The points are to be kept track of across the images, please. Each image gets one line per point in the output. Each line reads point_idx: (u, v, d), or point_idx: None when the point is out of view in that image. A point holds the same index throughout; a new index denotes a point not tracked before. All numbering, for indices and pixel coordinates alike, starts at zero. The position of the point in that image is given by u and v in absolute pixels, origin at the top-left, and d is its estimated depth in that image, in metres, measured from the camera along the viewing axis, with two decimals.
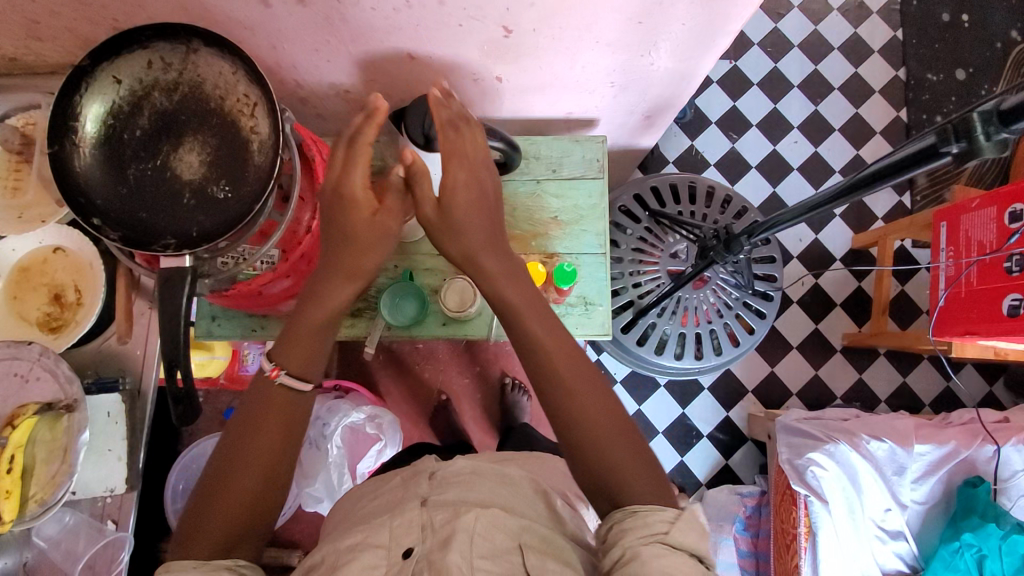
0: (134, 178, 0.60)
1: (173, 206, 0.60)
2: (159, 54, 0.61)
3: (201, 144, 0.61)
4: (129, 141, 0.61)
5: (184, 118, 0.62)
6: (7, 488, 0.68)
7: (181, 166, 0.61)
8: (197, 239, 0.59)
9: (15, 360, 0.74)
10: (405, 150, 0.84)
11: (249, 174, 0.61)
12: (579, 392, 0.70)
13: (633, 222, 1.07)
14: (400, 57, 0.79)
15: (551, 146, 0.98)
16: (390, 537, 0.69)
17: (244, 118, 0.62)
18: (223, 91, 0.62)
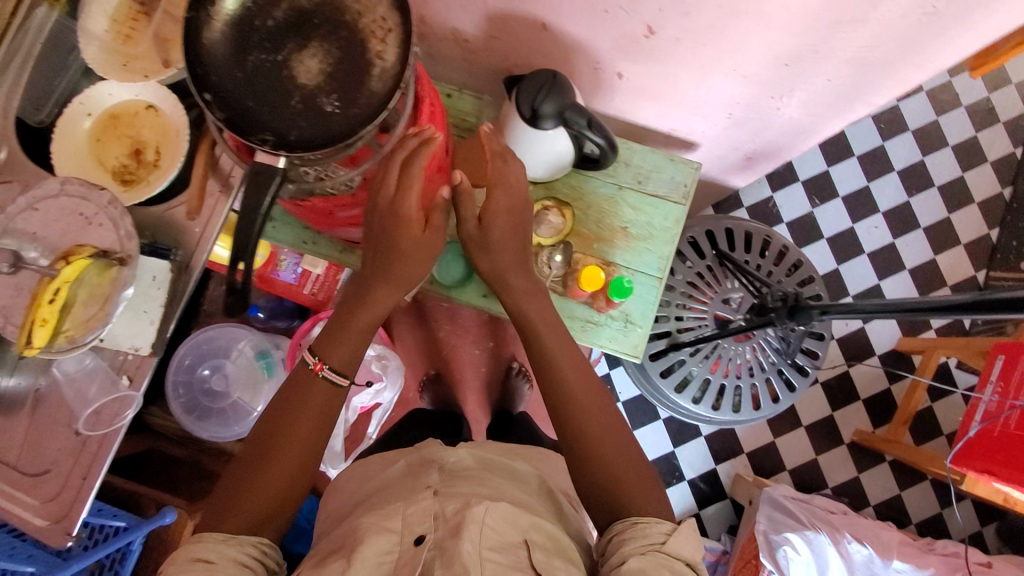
0: (253, 64, 0.60)
1: (280, 103, 0.60)
2: None
3: (324, 52, 0.61)
4: (260, 26, 0.61)
5: (318, 21, 0.62)
6: (43, 317, 0.71)
7: (300, 68, 0.61)
8: (292, 145, 0.59)
9: (84, 202, 0.76)
10: (506, 115, 0.83)
11: (362, 100, 0.61)
12: (587, 419, 0.78)
13: (696, 256, 1.05)
14: (533, 24, 0.77)
15: (644, 157, 0.96)
16: (404, 524, 0.73)
17: (373, 40, 0.62)
18: (362, 8, 0.62)
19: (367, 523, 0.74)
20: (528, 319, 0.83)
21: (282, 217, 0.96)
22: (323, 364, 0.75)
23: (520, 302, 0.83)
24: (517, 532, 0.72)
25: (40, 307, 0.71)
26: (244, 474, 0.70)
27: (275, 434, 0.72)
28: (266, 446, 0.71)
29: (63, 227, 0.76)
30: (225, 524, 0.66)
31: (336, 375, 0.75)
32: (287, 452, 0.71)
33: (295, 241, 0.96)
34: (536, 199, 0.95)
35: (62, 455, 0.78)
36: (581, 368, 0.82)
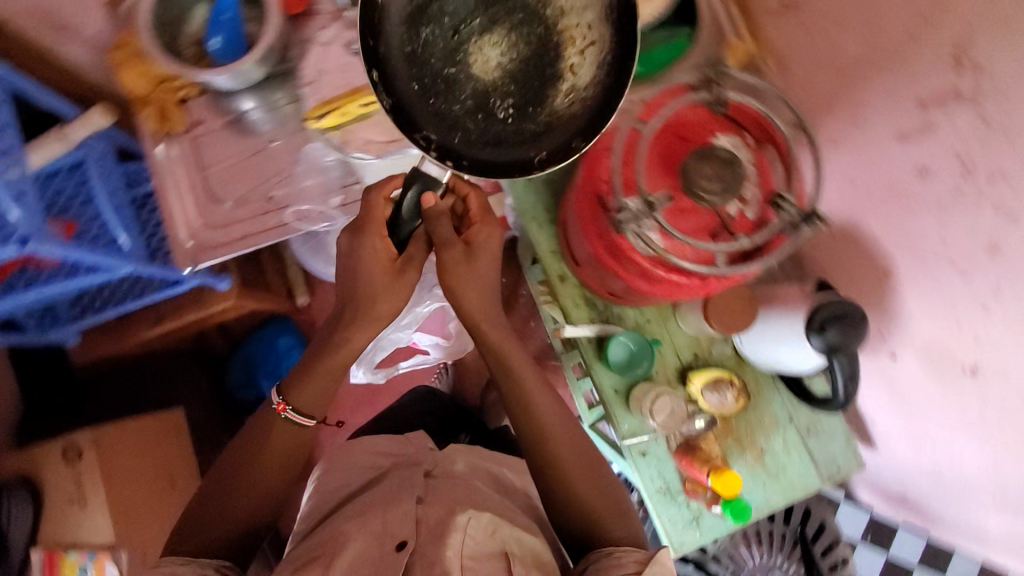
0: (429, 40, 0.69)
1: (453, 97, 0.69)
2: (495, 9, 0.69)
3: (506, 47, 0.69)
4: (442, 6, 0.69)
5: (499, 20, 0.69)
6: (346, 108, 0.73)
7: (480, 55, 0.69)
8: (450, 149, 0.68)
9: None
10: (790, 299, 0.82)
11: (540, 110, 0.70)
12: (564, 453, 0.79)
13: (781, 518, 1.04)
14: (882, 266, 0.78)
15: (829, 418, 0.94)
16: (385, 528, 0.74)
17: (570, 49, 0.70)
18: (562, 9, 0.70)
19: (352, 527, 0.76)
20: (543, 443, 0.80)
21: (537, 185, 0.95)
22: (285, 406, 0.77)
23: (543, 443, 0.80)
24: (494, 543, 0.73)
25: (352, 100, 0.74)
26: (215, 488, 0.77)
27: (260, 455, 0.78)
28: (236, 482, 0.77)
29: None
30: (182, 549, 0.72)
31: (297, 416, 0.78)
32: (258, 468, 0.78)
33: (529, 212, 0.96)
34: (726, 366, 0.93)
35: (251, 209, 0.86)
36: (565, 414, 0.81)
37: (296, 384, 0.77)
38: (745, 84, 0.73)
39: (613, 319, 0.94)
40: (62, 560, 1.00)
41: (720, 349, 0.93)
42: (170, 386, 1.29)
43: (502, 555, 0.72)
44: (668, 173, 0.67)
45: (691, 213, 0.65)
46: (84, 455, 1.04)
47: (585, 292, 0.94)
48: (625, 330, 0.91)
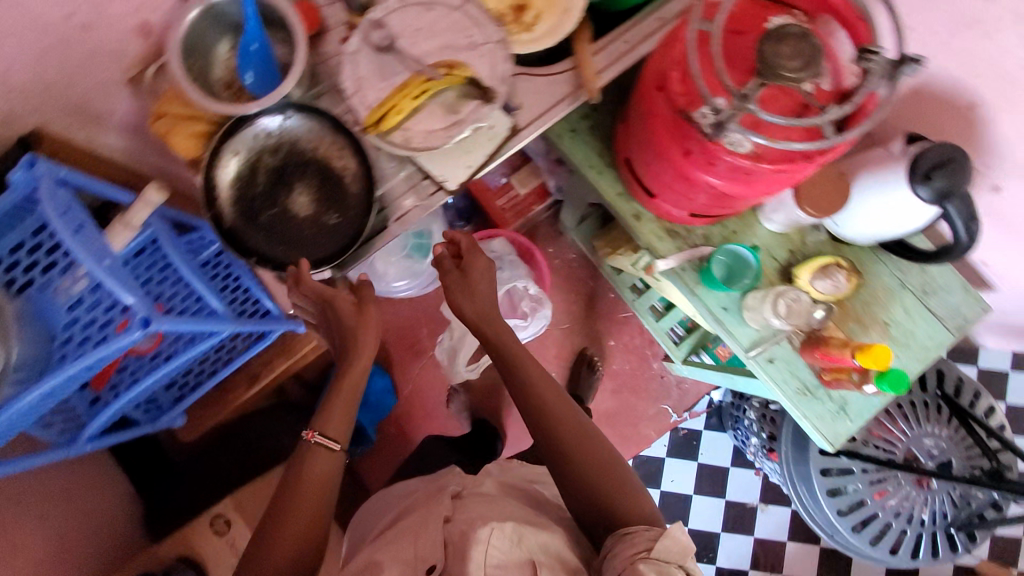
0: (266, 221, 0.79)
1: (297, 235, 0.79)
2: (267, 163, 0.79)
3: (307, 185, 0.80)
4: (255, 194, 0.79)
5: (290, 169, 0.79)
6: (396, 103, 0.73)
7: (294, 203, 0.79)
8: (324, 259, 0.78)
9: (474, 28, 0.77)
10: (876, 164, 0.80)
11: (348, 200, 0.79)
12: (566, 434, 0.87)
13: (919, 387, 1.01)
14: (963, 104, 0.76)
15: (941, 272, 0.92)
16: (416, 555, 0.80)
17: (335, 159, 0.79)
18: (315, 143, 0.79)
19: (387, 555, 0.82)
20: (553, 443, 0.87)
21: (583, 134, 0.95)
22: (312, 433, 0.82)
23: (565, 431, 0.87)
24: (524, 551, 0.74)
25: (402, 95, 0.73)
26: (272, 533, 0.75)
27: (286, 519, 0.76)
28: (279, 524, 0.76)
29: (444, 41, 0.76)
30: None
31: (325, 440, 0.82)
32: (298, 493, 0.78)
33: (583, 161, 0.94)
34: (823, 252, 0.92)
35: None
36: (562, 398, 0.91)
37: (325, 416, 0.85)
38: None
39: (702, 241, 0.92)
40: None
41: (813, 238, 0.92)
42: (274, 439, 1.27)
43: (530, 564, 0.74)
44: (740, 66, 0.65)
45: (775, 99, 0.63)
46: (233, 520, 1.16)
47: (664, 223, 0.93)
48: (718, 247, 0.91)
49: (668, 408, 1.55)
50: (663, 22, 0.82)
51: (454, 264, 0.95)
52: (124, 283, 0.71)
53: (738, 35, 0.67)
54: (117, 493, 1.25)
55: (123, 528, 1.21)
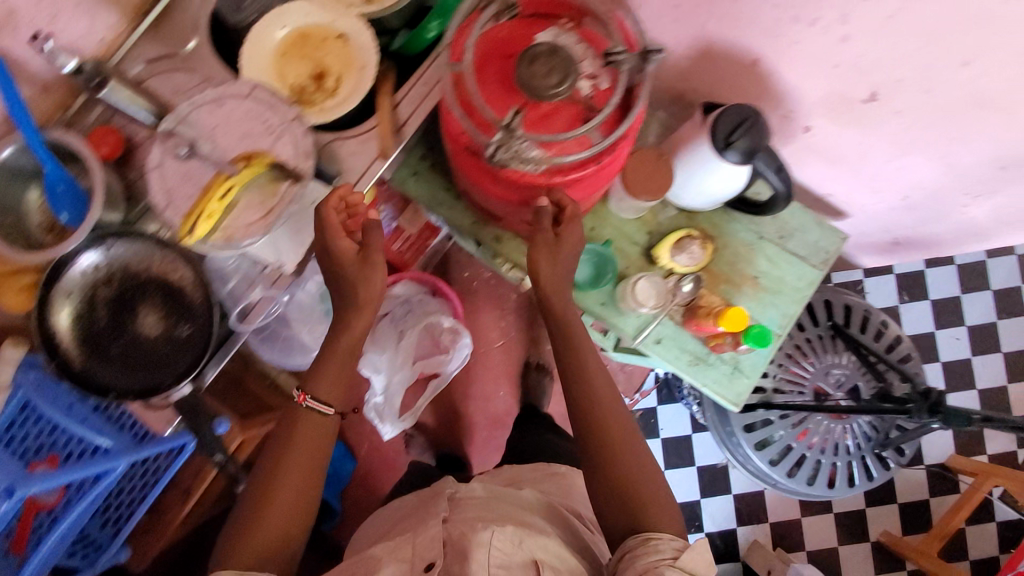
0: (119, 351, 0.78)
1: (154, 355, 0.79)
2: (103, 295, 0.78)
3: (150, 305, 0.79)
4: (100, 329, 0.78)
5: (129, 294, 0.79)
6: (211, 211, 0.72)
7: (143, 325, 0.79)
8: (186, 373, 0.78)
9: (268, 112, 0.78)
10: (689, 137, 0.82)
11: (195, 308, 0.79)
12: (614, 432, 0.81)
13: (812, 322, 1.04)
14: (747, 62, 0.78)
15: (793, 214, 0.95)
16: (414, 552, 0.77)
17: (171, 271, 0.79)
18: (145, 262, 0.78)
19: (382, 551, 0.80)
20: (599, 423, 0.82)
21: (425, 174, 0.96)
22: (303, 396, 0.79)
23: (605, 411, 0.82)
24: (523, 553, 0.74)
25: (211, 200, 0.72)
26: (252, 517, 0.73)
27: (271, 508, 0.75)
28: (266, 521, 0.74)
29: (243, 132, 0.77)
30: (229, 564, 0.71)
31: (317, 404, 0.79)
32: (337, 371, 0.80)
33: (431, 200, 0.96)
34: (678, 225, 0.94)
35: None
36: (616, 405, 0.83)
37: (315, 377, 0.81)
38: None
39: None
40: None
41: (665, 215, 0.94)
42: None
43: (533, 563, 0.74)
44: (509, 89, 0.67)
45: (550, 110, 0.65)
46: None
47: (523, 238, 0.94)
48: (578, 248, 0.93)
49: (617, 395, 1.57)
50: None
51: (552, 232, 0.77)
52: None
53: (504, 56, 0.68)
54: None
55: None
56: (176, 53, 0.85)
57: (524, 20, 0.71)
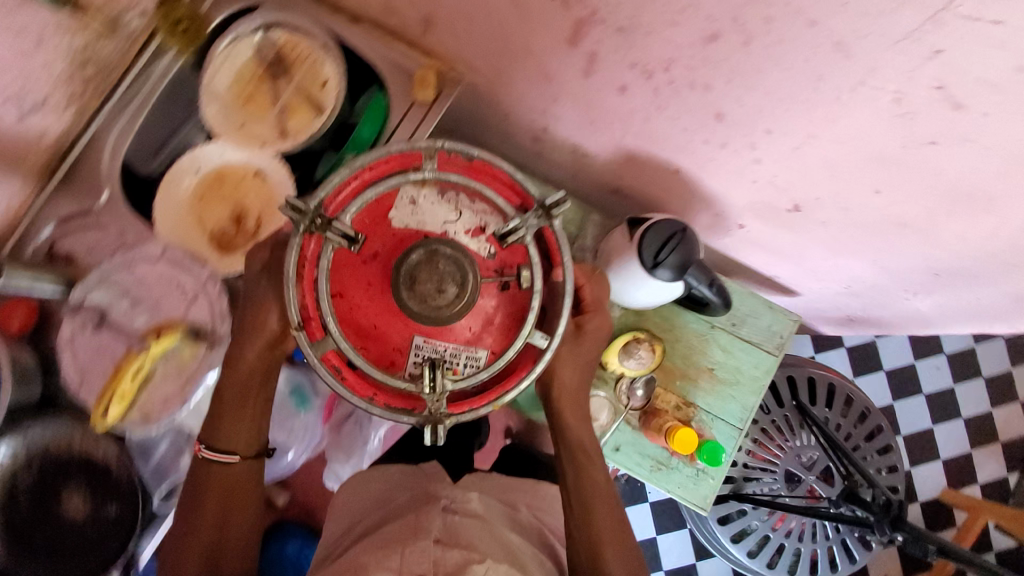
0: (42, 542, 0.74)
1: (79, 543, 0.75)
2: (20, 483, 0.74)
3: (71, 487, 0.75)
4: (19, 520, 0.74)
5: (49, 477, 0.75)
6: (124, 391, 0.70)
7: (65, 510, 0.75)
8: (114, 559, 0.75)
9: (183, 273, 0.78)
10: (620, 248, 0.80)
11: (122, 488, 0.76)
12: (603, 514, 0.71)
13: (776, 404, 1.01)
14: (669, 170, 0.75)
15: (741, 299, 0.92)
16: (400, 566, 0.56)
17: (95, 447, 0.76)
18: (67, 442, 0.75)
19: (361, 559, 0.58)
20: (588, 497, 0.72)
21: None
22: (200, 445, 0.69)
23: (587, 472, 0.73)
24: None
25: (123, 380, 0.69)
26: (180, 536, 0.67)
27: (220, 502, 0.69)
28: (225, 497, 0.69)
29: (159, 299, 0.77)
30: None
31: (214, 452, 0.69)
32: (246, 418, 0.69)
33: None
34: (625, 323, 0.91)
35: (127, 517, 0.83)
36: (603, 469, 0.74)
37: (212, 421, 0.69)
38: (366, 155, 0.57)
39: None
40: None
41: (611, 315, 0.91)
42: None
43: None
44: (397, 323, 0.55)
45: (472, 313, 0.56)
46: None
47: None
48: None
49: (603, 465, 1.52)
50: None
51: (569, 331, 0.73)
52: None
53: (369, 266, 0.56)
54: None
55: None
56: (89, 209, 0.81)
57: (368, 202, 0.56)
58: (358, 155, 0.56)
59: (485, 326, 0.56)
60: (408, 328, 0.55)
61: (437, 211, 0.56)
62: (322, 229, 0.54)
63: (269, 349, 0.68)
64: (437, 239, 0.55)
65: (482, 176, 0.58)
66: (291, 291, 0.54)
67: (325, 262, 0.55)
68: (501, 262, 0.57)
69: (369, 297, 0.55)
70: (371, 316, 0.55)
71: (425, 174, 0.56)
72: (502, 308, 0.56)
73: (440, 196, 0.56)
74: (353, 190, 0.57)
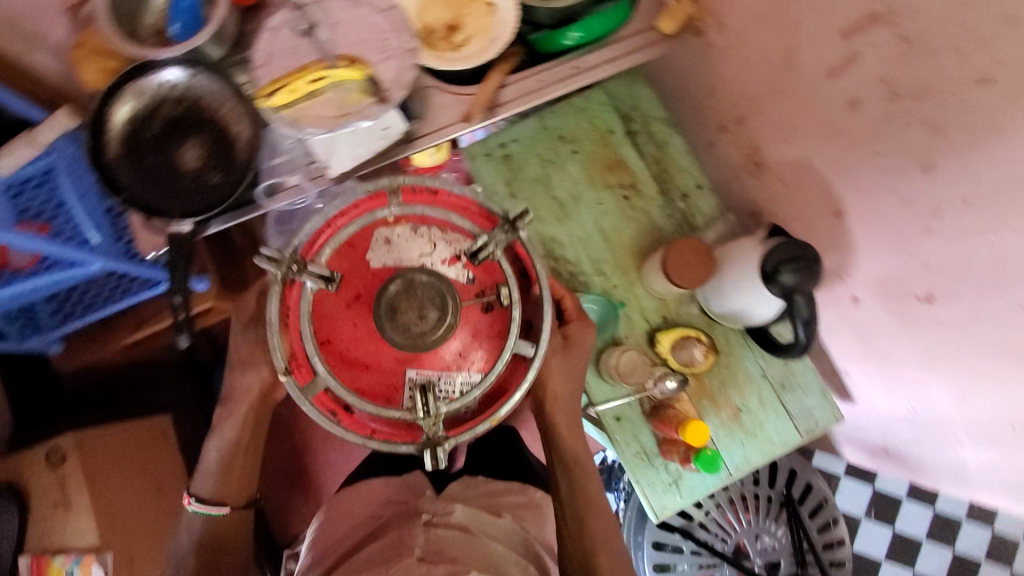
0: (149, 166, 0.80)
1: (176, 186, 0.81)
2: (166, 109, 0.81)
3: (199, 140, 0.82)
4: (146, 137, 0.80)
5: (189, 121, 0.82)
6: (295, 86, 0.75)
7: (183, 154, 0.82)
8: (191, 214, 0.80)
9: (391, 31, 0.79)
10: (743, 249, 0.82)
11: (232, 166, 0.81)
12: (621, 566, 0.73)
13: (767, 482, 1.03)
14: (829, 210, 0.79)
15: (802, 371, 0.95)
16: None
17: (233, 121, 0.81)
18: (218, 102, 0.81)
19: None
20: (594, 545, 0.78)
21: (496, 161, 0.97)
22: (190, 498, 0.84)
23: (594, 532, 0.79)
24: None
25: (301, 78, 0.75)
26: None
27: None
28: (219, 549, 0.84)
29: (355, 37, 0.78)
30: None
31: (205, 504, 0.84)
32: (238, 467, 0.86)
33: (490, 187, 0.97)
34: (694, 324, 0.94)
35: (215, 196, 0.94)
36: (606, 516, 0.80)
37: (203, 483, 0.85)
38: (337, 200, 0.70)
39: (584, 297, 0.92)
40: (48, 564, 1.01)
41: (687, 311, 0.94)
42: (158, 394, 1.32)
43: None
44: (385, 355, 0.67)
45: (454, 333, 0.68)
46: (69, 459, 1.06)
47: (551, 264, 0.95)
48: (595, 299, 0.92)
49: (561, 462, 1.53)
50: (591, 75, 0.87)
51: (560, 338, 0.81)
52: None
53: (358, 306, 0.68)
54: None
55: None
56: None
57: (342, 245, 0.69)
58: (330, 207, 0.69)
59: (471, 346, 0.68)
60: (394, 362, 0.67)
61: (412, 245, 0.69)
62: (298, 275, 0.67)
63: (261, 402, 0.87)
64: (415, 270, 0.67)
65: (450, 200, 0.71)
66: (279, 341, 0.67)
67: (307, 306, 0.67)
68: (479, 284, 0.69)
69: (354, 334, 0.68)
70: (366, 355, 0.67)
71: (393, 211, 0.70)
72: (478, 321, 0.69)
73: (413, 232, 0.69)
74: (309, 250, 0.69)
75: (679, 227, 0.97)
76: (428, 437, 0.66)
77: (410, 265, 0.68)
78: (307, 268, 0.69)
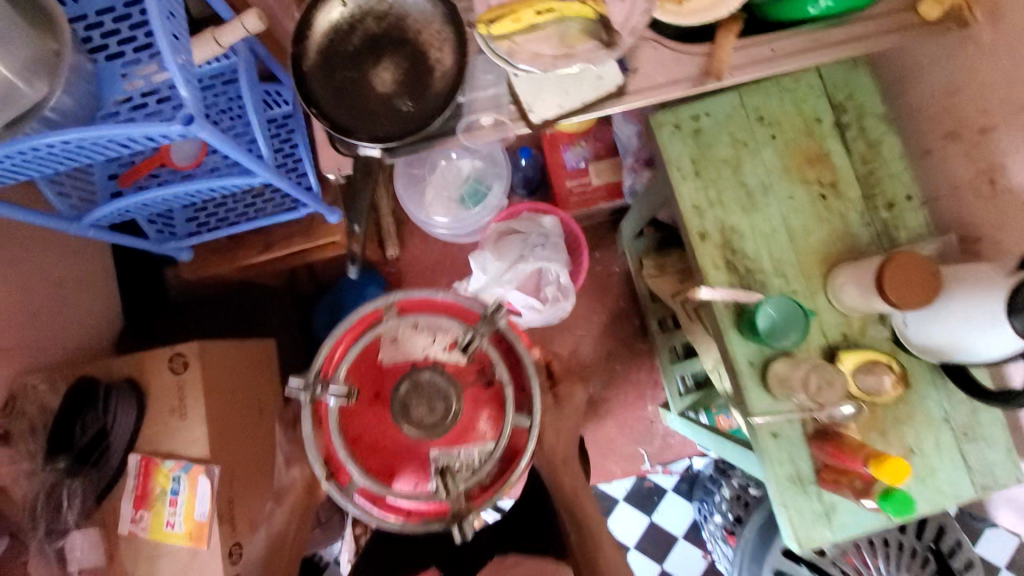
0: (341, 83, 0.76)
1: (365, 107, 0.77)
2: (368, 27, 0.76)
3: (393, 62, 0.77)
4: (343, 51, 0.76)
5: (387, 42, 0.77)
6: (515, 15, 0.68)
7: (375, 74, 0.77)
8: (377, 139, 0.76)
9: None
10: (977, 277, 0.72)
11: (425, 96, 0.76)
12: None
13: (912, 532, 0.97)
14: None
15: (992, 421, 0.84)
16: None
17: (433, 49, 0.76)
18: (421, 27, 0.76)
19: None
20: None
21: (686, 133, 0.89)
22: None
23: None
24: None
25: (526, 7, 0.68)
26: None
27: None
28: None
29: None
30: None
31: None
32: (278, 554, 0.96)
33: (675, 161, 0.88)
34: (878, 348, 0.84)
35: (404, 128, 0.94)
36: None
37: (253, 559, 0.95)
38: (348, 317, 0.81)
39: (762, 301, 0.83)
40: (158, 467, 1.03)
41: (872, 332, 0.85)
42: (263, 317, 1.32)
43: None
44: (417, 443, 0.78)
45: (473, 419, 0.78)
46: (190, 365, 1.05)
47: (727, 256, 0.87)
48: (777, 303, 0.82)
49: (644, 458, 1.48)
50: (818, 54, 0.79)
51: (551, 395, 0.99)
52: (185, 77, 0.69)
53: (376, 405, 0.79)
54: (107, 293, 1.28)
55: (96, 331, 1.24)
56: None
57: (352, 360, 0.79)
58: (341, 325, 0.80)
59: (477, 419, 0.78)
60: (425, 448, 0.77)
61: (415, 339, 0.79)
62: (323, 392, 0.77)
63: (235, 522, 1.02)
64: (419, 367, 0.77)
65: (442, 306, 0.83)
66: (314, 439, 0.79)
67: (336, 417, 0.77)
68: (477, 364, 0.79)
69: (379, 428, 0.78)
70: (379, 439, 0.78)
71: (390, 319, 0.80)
72: (487, 401, 0.79)
73: (415, 330, 0.79)
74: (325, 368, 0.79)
75: (875, 239, 0.87)
76: (455, 505, 0.76)
77: (415, 370, 0.77)
78: (364, 352, 0.79)
